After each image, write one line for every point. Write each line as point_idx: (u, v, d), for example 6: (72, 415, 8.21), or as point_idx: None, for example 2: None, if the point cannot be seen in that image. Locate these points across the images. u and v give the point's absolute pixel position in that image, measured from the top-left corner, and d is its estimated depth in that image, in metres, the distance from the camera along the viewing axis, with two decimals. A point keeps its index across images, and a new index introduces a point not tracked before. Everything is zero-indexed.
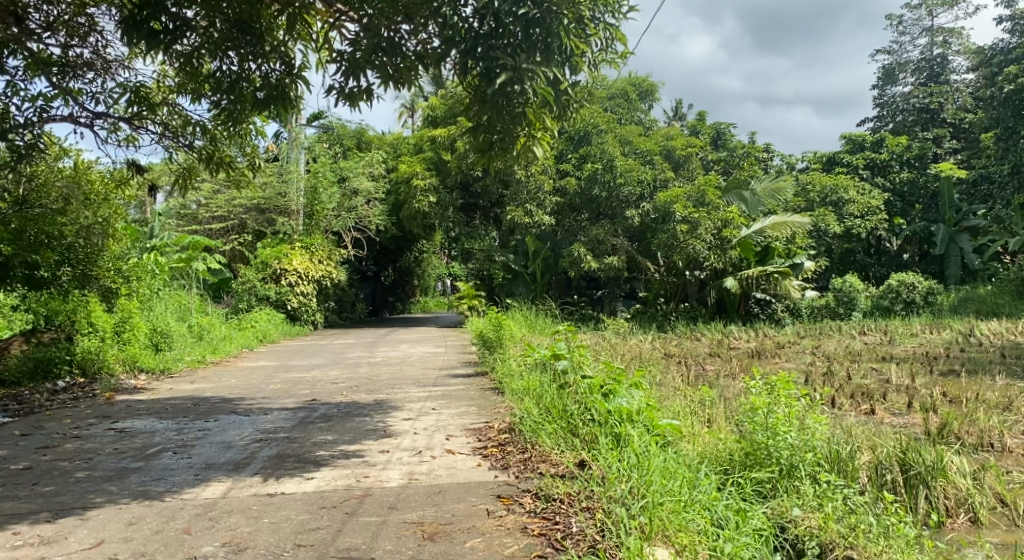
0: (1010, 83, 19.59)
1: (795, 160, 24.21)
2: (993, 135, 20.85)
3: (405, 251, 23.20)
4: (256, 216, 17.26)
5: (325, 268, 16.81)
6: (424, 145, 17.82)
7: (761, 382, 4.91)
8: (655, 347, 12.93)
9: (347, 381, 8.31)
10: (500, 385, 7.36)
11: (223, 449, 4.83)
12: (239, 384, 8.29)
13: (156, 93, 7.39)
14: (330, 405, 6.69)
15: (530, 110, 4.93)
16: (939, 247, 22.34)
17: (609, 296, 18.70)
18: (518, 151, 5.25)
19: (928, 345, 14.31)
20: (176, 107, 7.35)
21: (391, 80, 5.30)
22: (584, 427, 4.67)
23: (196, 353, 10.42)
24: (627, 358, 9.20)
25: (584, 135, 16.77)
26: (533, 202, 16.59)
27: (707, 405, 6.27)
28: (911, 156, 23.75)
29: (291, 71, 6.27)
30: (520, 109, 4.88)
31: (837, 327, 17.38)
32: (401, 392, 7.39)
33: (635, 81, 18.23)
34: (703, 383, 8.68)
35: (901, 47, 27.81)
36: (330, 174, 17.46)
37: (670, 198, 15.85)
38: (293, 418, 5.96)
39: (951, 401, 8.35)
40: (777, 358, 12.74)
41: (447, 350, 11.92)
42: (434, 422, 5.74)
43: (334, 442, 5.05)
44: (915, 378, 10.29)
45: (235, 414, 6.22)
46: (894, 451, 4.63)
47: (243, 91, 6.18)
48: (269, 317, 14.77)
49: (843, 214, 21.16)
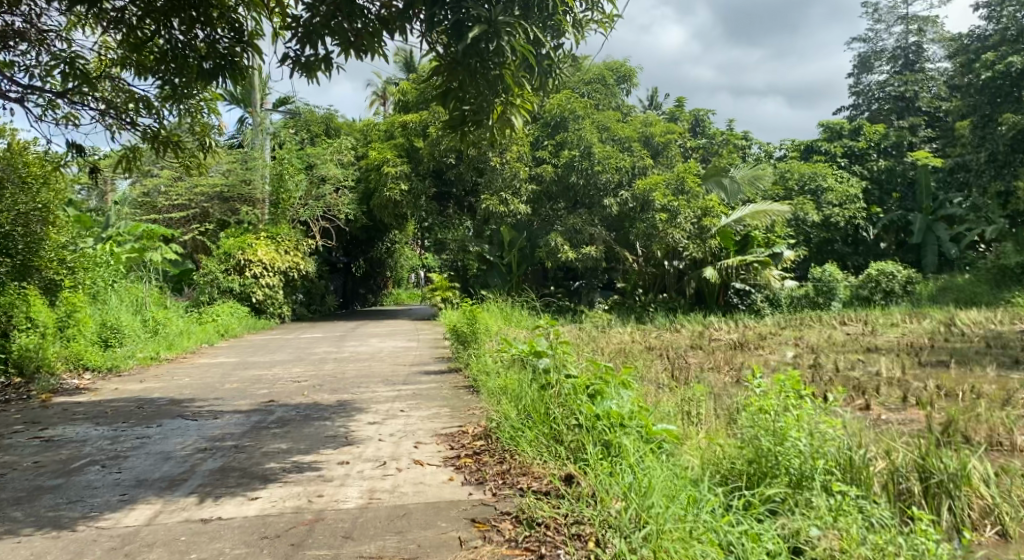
0: (987, 69, 19.60)
1: (772, 148, 23.94)
2: (969, 123, 20.77)
3: (378, 241, 22.58)
4: (219, 206, 16.42)
5: (291, 260, 16.14)
6: (395, 130, 17.14)
7: (763, 382, 4.48)
8: (635, 339, 12.48)
9: (311, 379, 7.74)
10: (475, 383, 6.85)
11: (159, 461, 4.27)
12: (193, 383, 7.69)
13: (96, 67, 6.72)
14: (288, 406, 6.12)
15: (508, 74, 4.37)
16: (916, 236, 22.23)
17: (586, 287, 18.19)
18: (494, 123, 4.68)
19: (911, 335, 14.04)
20: (119, 81, 6.67)
21: (352, 47, 4.84)
22: (568, 434, 4.20)
23: (150, 349, 9.78)
24: (609, 353, 8.71)
25: (561, 121, 16.25)
26: (508, 190, 16.00)
27: (698, 404, 5.79)
28: (888, 144, 23.49)
29: (241, 39, 5.64)
30: (496, 70, 4.30)
31: (817, 317, 17.07)
32: (368, 391, 6.84)
33: (612, 66, 17.73)
34: (690, 380, 8.22)
35: (877, 35, 27.62)
36: (296, 161, 16.94)
37: (650, 186, 15.44)
38: (245, 424, 5.40)
39: (945, 395, 7.94)
40: (761, 350, 12.34)
41: (420, 345, 11.38)
42: (402, 426, 5.21)
43: (288, 452, 4.51)
44: (906, 370, 9.94)
45: (182, 418, 5.66)
46: (912, 455, 4.21)
47: (188, 63, 5.59)
48: (233, 311, 14.14)
49: (821, 203, 20.92)
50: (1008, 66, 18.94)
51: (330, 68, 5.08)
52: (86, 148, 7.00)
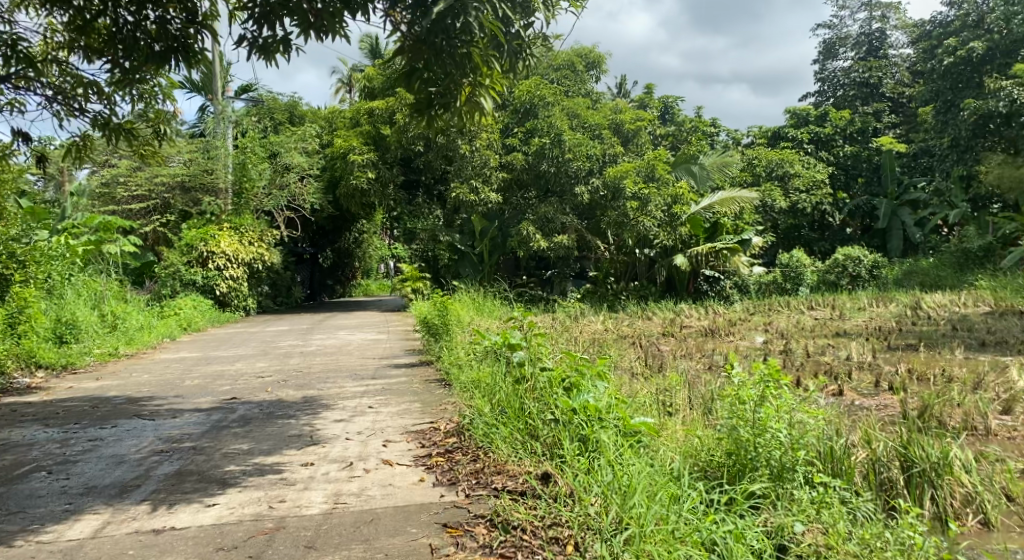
0: (949, 55, 19.93)
1: (740, 135, 24.02)
2: (932, 108, 21.04)
3: (345, 231, 22.21)
4: (180, 197, 15.91)
5: (256, 251, 15.78)
6: (361, 118, 16.83)
7: (741, 372, 4.38)
8: (607, 328, 12.39)
9: (277, 374, 7.50)
10: (447, 376, 6.67)
11: (111, 465, 4.04)
12: (152, 380, 7.40)
13: (42, 51, 6.35)
14: (251, 404, 5.89)
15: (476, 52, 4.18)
16: (882, 221, 22.45)
17: (558, 276, 17.88)
18: (462, 105, 4.48)
19: (878, 319, 14.15)
20: (67, 65, 6.32)
21: (312, 28, 4.65)
22: (545, 429, 4.06)
23: (108, 345, 9.43)
24: (583, 342, 8.58)
25: (531, 108, 16.07)
26: (478, 178, 15.82)
27: (673, 395, 5.68)
28: (854, 130, 23.61)
29: (194, 19, 5.33)
30: (463, 49, 4.10)
31: (786, 302, 17.14)
32: (335, 386, 6.62)
33: (581, 52, 17.59)
34: (664, 368, 8.14)
35: (841, 22, 27.79)
36: (259, 150, 16.57)
37: (621, 173, 15.30)
38: (205, 423, 5.18)
39: (915, 378, 7.93)
40: (732, 336, 12.33)
41: (389, 337, 11.16)
42: (370, 424, 5.02)
43: (249, 453, 4.30)
44: (876, 354, 9.97)
45: (138, 418, 5.42)
46: (893, 443, 4.13)
47: (138, 45, 5.28)
48: (196, 304, 13.77)
49: (788, 189, 21.03)
50: (969, 52, 19.27)
51: (289, 50, 4.85)
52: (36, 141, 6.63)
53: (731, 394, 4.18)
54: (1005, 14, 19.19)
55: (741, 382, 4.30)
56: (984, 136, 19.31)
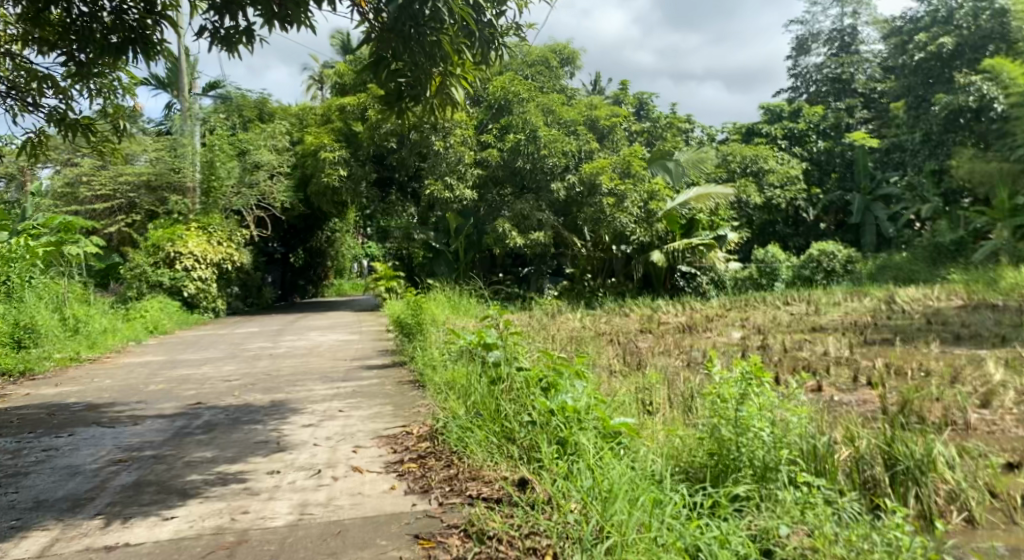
0: (920, 50, 20.11)
1: (715, 131, 24.04)
2: (903, 103, 21.24)
3: (319, 229, 21.91)
4: (146, 196, 15.59)
5: (225, 251, 15.52)
6: (333, 114, 16.61)
7: (722, 370, 4.28)
8: (584, 325, 12.28)
9: (245, 377, 7.30)
10: (420, 377, 6.51)
11: (65, 477, 3.85)
12: (115, 385, 7.17)
13: None
14: (217, 409, 5.70)
15: (447, 40, 4.01)
16: (855, 216, 22.58)
17: (536, 274, 17.85)
18: (433, 96, 4.31)
19: (854, 313, 14.19)
20: (19, 58, 6.07)
21: (276, 18, 4.48)
22: (522, 432, 3.93)
23: (69, 349, 9.17)
24: (559, 340, 8.46)
25: (505, 104, 15.94)
26: (453, 175, 15.59)
27: (653, 394, 5.56)
28: (827, 125, 23.71)
29: (153, 10, 5.11)
30: (434, 35, 3.95)
31: (761, 298, 17.14)
32: (304, 389, 6.44)
33: (556, 48, 17.47)
34: (641, 366, 8.04)
35: (813, 19, 27.96)
36: (228, 147, 16.14)
37: (596, 169, 15.20)
38: (166, 431, 4.99)
39: (893, 372, 7.87)
40: (709, 332, 12.27)
41: (363, 337, 10.97)
42: (340, 429, 4.87)
43: (212, 462, 4.12)
44: (853, 349, 9.95)
45: (96, 427, 5.23)
46: (875, 440, 4.04)
47: (92, 34, 5.05)
48: (163, 307, 13.46)
49: (763, 184, 21.08)
50: (940, 47, 19.44)
51: (252, 42, 4.65)
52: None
53: (712, 393, 4.07)
54: (974, 10, 19.40)
55: (722, 381, 4.20)
56: (954, 131, 19.48)
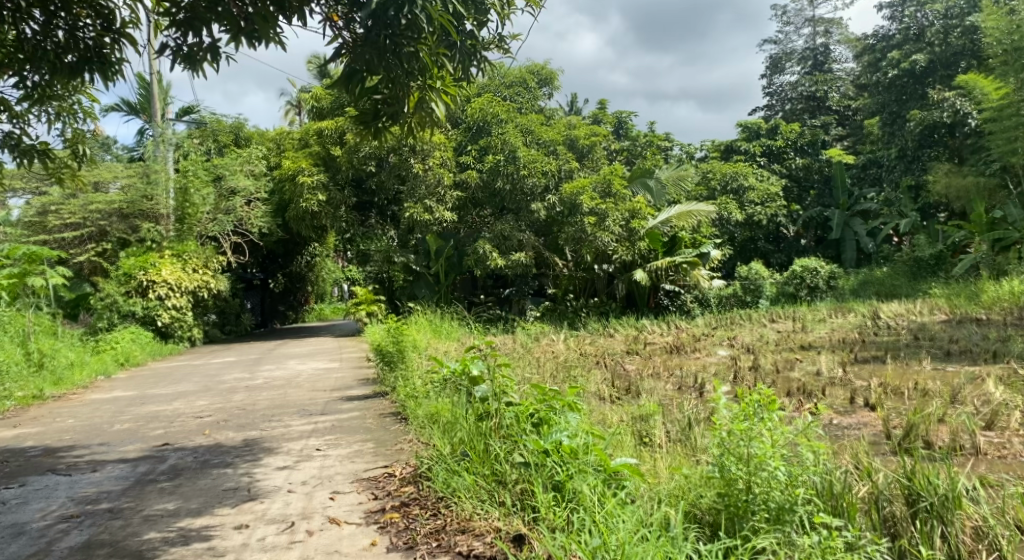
0: (893, 67, 20.32)
1: (694, 149, 24.06)
2: (878, 120, 21.40)
3: (297, 254, 21.45)
4: (118, 223, 15.07)
5: (200, 278, 15.03)
6: (310, 138, 16.31)
7: (729, 403, 4.01)
8: (569, 347, 12.00)
9: (217, 413, 6.91)
10: (403, 409, 6.19)
11: (10, 540, 3.54)
12: (78, 425, 6.76)
13: None
14: (185, 450, 5.34)
15: (425, 51, 3.75)
16: (835, 232, 22.59)
17: (517, 295, 17.49)
18: (411, 112, 4.03)
19: (840, 329, 14.01)
20: None
21: (242, 33, 4.23)
22: (514, 474, 3.65)
23: (32, 387, 8.70)
24: (547, 366, 8.15)
25: (483, 126, 15.81)
26: (432, 197, 15.35)
27: (649, 428, 5.26)
28: (805, 142, 23.69)
29: (111, 27, 4.84)
30: (412, 46, 3.69)
31: (746, 316, 16.92)
32: (280, 426, 6.07)
33: (533, 68, 17.34)
34: (631, 391, 7.79)
35: (786, 38, 28.16)
36: (202, 172, 15.71)
37: (577, 189, 14.98)
38: (129, 478, 4.65)
39: (891, 393, 7.58)
40: (697, 352, 12.03)
41: (342, 365, 10.59)
42: (317, 471, 4.53)
43: (174, 515, 3.82)
44: (847, 367, 9.70)
45: (52, 474, 4.87)
46: (894, 474, 3.75)
47: (46, 54, 4.73)
48: (135, 337, 12.99)
49: (743, 202, 21.02)
50: (912, 64, 19.57)
51: (217, 60, 4.35)
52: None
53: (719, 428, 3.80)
54: (944, 28, 19.46)
55: (728, 414, 3.93)
56: (931, 146, 19.53)
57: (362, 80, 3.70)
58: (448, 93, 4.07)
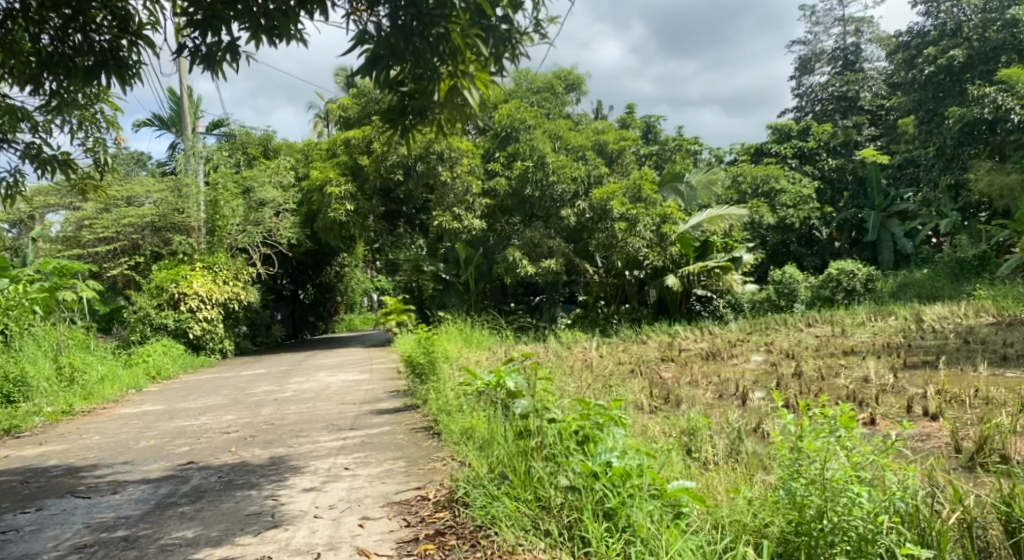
0: (930, 63, 19.55)
1: (723, 152, 23.65)
2: (914, 118, 20.74)
3: (324, 265, 21.32)
4: (150, 238, 14.94)
5: (230, 290, 14.89)
6: (336, 148, 16.22)
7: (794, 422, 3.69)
8: (603, 355, 11.65)
9: (243, 429, 6.63)
10: (435, 423, 5.88)
11: None
12: (102, 442, 6.54)
13: None
14: (209, 470, 5.07)
15: (456, 33, 3.53)
16: (871, 233, 21.96)
17: (547, 302, 17.30)
18: (441, 103, 3.75)
19: (883, 334, 13.48)
20: None
21: (263, 32, 4.01)
22: (559, 499, 3.37)
23: (60, 402, 8.54)
24: (584, 377, 7.80)
25: (510, 133, 15.54)
26: (460, 205, 15.11)
27: (698, 447, 4.92)
28: (838, 143, 23.11)
29: (127, 29, 4.62)
30: (441, 25, 3.47)
31: (783, 321, 16.42)
32: (307, 442, 5.78)
33: (561, 73, 17.12)
34: (674, 402, 7.47)
35: (816, 38, 27.62)
36: (231, 185, 15.57)
37: (607, 194, 14.58)
38: (151, 500, 4.42)
39: (951, 401, 7.08)
40: (735, 359, 11.61)
41: (372, 377, 10.31)
42: (344, 494, 4.23)
43: (192, 544, 3.57)
44: (898, 373, 9.21)
45: (73, 496, 4.66)
46: (986, 499, 3.37)
47: (66, 60, 4.55)
48: (165, 350, 12.86)
49: (775, 205, 20.53)
50: (950, 60, 18.96)
51: (238, 59, 4.10)
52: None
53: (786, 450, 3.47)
54: (984, 22, 18.79)
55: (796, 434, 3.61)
56: (971, 144, 18.89)
57: (388, 66, 3.43)
58: (484, 81, 3.82)
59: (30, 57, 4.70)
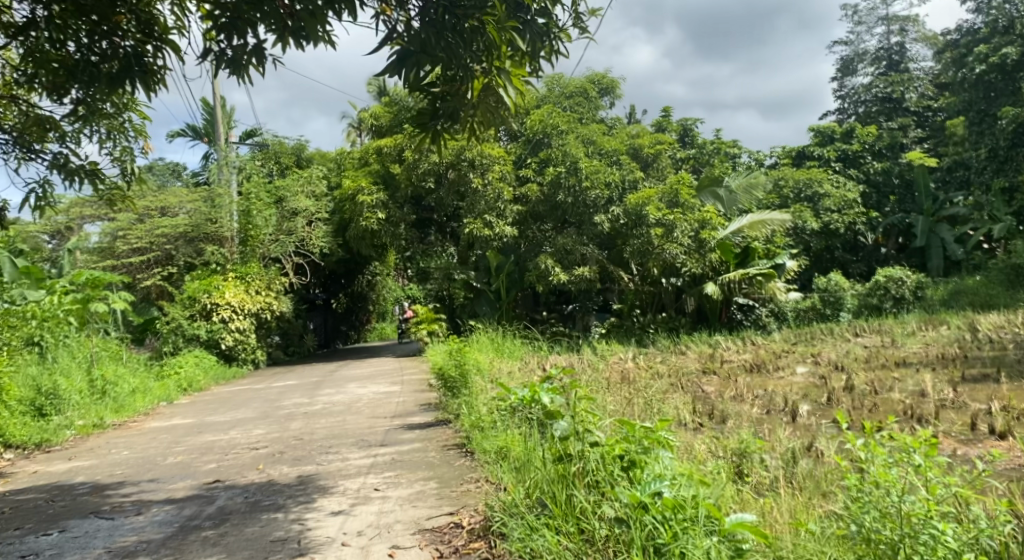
0: (981, 63, 18.77)
1: (763, 156, 23.13)
2: (964, 120, 20.01)
3: (358, 273, 21.27)
4: (185, 248, 14.95)
5: (265, 300, 14.87)
6: (370, 157, 16.15)
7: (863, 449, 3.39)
8: (641, 367, 11.30)
9: (273, 444, 6.46)
10: (467, 439, 5.64)
11: None
12: (131, 457, 6.42)
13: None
14: (235, 490, 4.89)
15: (491, 27, 3.32)
16: (919, 239, 21.16)
17: (581, 311, 16.97)
18: (474, 101, 3.54)
19: (935, 344, 12.90)
20: (26, 103, 5.30)
21: (290, 34, 3.82)
22: (604, 531, 3.10)
23: (94, 415, 8.44)
24: (621, 390, 7.51)
25: (543, 139, 15.32)
26: (492, 213, 14.84)
27: (749, 470, 4.59)
28: (883, 145, 22.57)
29: (151, 33, 4.43)
30: (475, 18, 3.26)
31: (828, 330, 15.91)
32: (337, 459, 5.58)
33: (594, 78, 16.83)
34: (716, 417, 7.12)
35: (858, 39, 26.93)
36: (266, 195, 15.63)
37: (642, 200, 14.25)
38: (173, 523, 4.24)
39: (1017, 418, 6.60)
40: (779, 371, 11.16)
41: (404, 388, 10.11)
42: (374, 518, 4.01)
43: None
44: (955, 387, 8.70)
45: (95, 518, 4.50)
46: None
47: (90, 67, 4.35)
48: (200, 361, 12.82)
49: (818, 210, 19.93)
50: (1002, 58, 18.13)
51: (263, 64, 3.90)
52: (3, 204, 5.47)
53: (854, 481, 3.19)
54: None
55: (866, 462, 3.30)
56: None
57: (418, 63, 3.17)
58: (524, 80, 3.61)
59: (55, 63, 4.52)
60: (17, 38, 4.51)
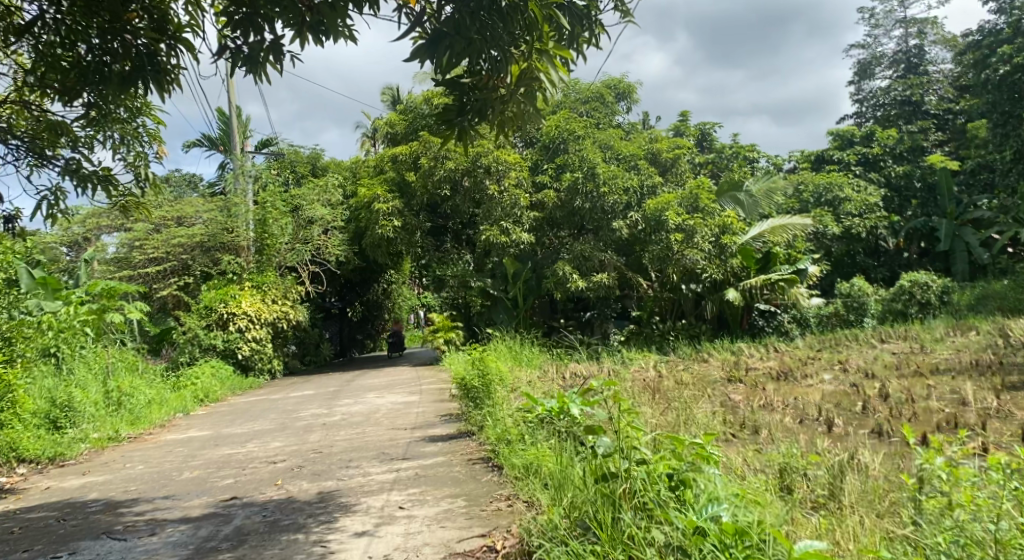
0: (1005, 63, 17.96)
1: (781, 161, 22.79)
2: (987, 122, 19.56)
3: (373, 282, 21.10)
4: (200, 257, 14.85)
5: (280, 309, 14.71)
6: (384, 164, 15.96)
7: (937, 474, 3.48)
8: (663, 375, 10.97)
9: (291, 458, 6.22)
10: (494, 452, 5.40)
11: None
12: (145, 472, 6.19)
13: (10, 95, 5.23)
14: (253, 508, 4.65)
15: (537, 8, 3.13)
16: (943, 242, 20.64)
17: (598, 318, 16.70)
18: (514, 83, 3.35)
19: (967, 350, 12.48)
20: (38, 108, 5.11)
21: (310, 31, 3.61)
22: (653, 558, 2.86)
23: (109, 428, 8.25)
24: (649, 400, 7.23)
25: (560, 144, 15.12)
26: (509, 219, 14.62)
27: (795, 485, 4.31)
28: (904, 148, 22.15)
29: (164, 32, 4.20)
30: None
31: (854, 337, 15.50)
32: (358, 474, 5.32)
33: (611, 83, 16.59)
34: (748, 429, 6.82)
35: (875, 41, 26.57)
36: (280, 204, 15.42)
37: (661, 205, 13.98)
38: (188, 545, 4.01)
39: None
40: (808, 379, 10.80)
41: (423, 398, 9.86)
42: (401, 541, 3.75)
43: None
44: (998, 395, 8.30)
45: (107, 539, 4.27)
46: None
47: (104, 68, 4.06)
48: (215, 371, 12.63)
49: (840, 214, 19.54)
50: None
51: (282, 61, 3.68)
52: (15, 212, 5.29)
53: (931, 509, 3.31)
54: None
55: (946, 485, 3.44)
56: None
57: (452, 45, 3.00)
58: (564, 63, 3.45)
59: (66, 63, 4.32)
60: (28, 40, 4.35)
